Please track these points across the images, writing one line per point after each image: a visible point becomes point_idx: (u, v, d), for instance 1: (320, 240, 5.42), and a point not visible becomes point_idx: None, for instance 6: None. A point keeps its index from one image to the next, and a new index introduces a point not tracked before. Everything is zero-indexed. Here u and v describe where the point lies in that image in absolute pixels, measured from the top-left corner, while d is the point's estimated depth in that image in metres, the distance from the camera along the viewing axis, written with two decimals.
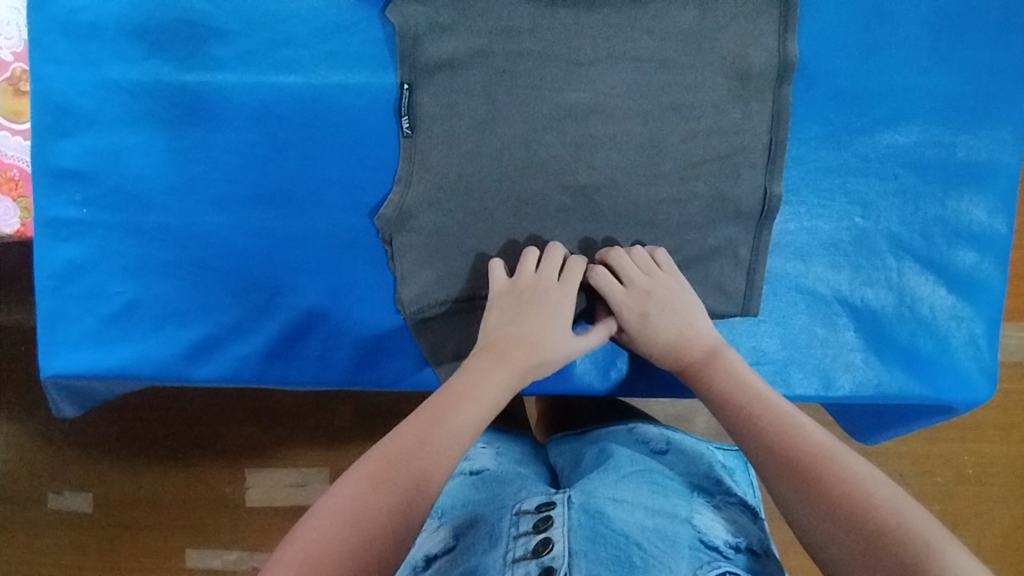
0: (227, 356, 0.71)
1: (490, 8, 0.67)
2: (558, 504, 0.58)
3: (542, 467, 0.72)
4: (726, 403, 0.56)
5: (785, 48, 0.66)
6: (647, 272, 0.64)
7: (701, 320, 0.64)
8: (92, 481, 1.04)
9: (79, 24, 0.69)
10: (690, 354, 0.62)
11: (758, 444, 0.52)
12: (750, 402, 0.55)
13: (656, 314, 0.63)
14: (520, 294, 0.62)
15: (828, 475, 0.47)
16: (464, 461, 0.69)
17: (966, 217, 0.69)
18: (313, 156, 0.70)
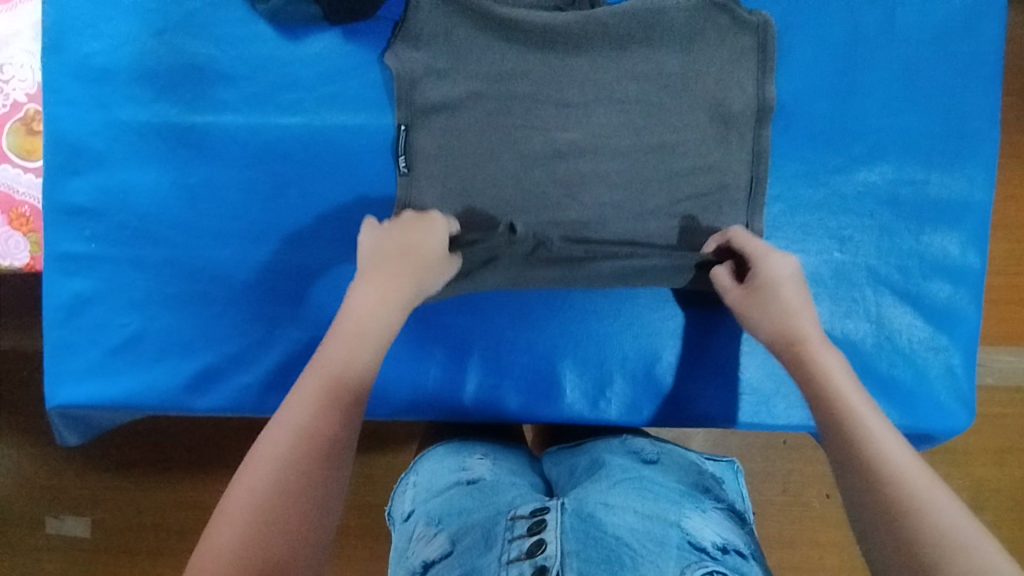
0: (228, 386, 0.73)
1: (482, 54, 0.70)
2: (552, 509, 0.59)
3: (537, 478, 0.71)
4: (817, 399, 0.53)
5: (764, 92, 0.69)
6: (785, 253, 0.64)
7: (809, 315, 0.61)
8: (92, 506, 1.05)
9: (91, 68, 0.73)
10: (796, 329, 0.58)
11: (845, 453, 0.48)
12: (835, 405, 0.52)
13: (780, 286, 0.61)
14: (387, 224, 0.64)
15: (916, 510, 0.43)
16: (460, 470, 0.70)
17: (940, 251, 0.71)
18: (313, 193, 0.73)
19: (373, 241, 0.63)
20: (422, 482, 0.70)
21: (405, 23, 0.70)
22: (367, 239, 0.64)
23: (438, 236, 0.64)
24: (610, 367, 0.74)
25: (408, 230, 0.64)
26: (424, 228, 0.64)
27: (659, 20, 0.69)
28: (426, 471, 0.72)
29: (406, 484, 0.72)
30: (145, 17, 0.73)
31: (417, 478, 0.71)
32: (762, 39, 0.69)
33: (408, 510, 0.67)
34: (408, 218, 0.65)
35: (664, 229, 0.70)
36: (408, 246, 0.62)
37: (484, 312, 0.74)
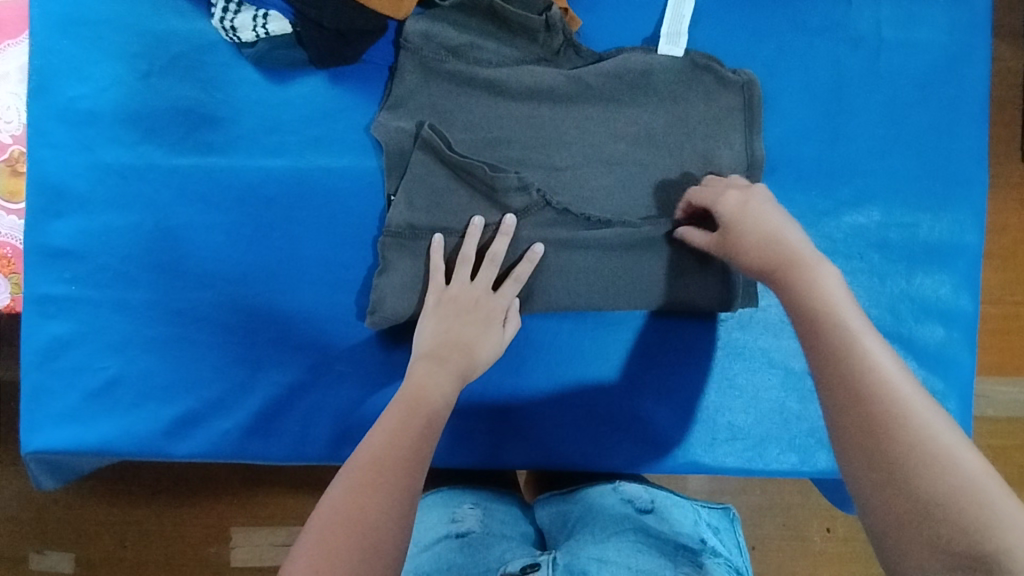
0: (208, 431, 0.72)
1: (470, 116, 0.70)
2: (544, 565, 0.60)
3: (528, 529, 0.71)
4: (806, 316, 0.51)
5: (751, 149, 0.69)
6: (723, 184, 0.64)
7: (791, 229, 0.58)
8: (72, 546, 1.02)
9: (77, 111, 0.73)
10: (773, 257, 0.56)
11: (838, 393, 0.45)
12: (832, 330, 0.49)
13: (749, 210, 0.60)
14: (458, 305, 0.65)
15: (903, 427, 0.42)
16: (449, 523, 0.67)
17: (930, 294, 0.71)
18: (296, 236, 0.72)
19: (433, 325, 0.65)
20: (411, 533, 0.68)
21: (390, 94, 0.70)
22: (426, 327, 0.65)
23: (493, 324, 0.66)
24: (598, 416, 0.72)
25: (468, 321, 0.65)
26: (483, 321, 0.65)
27: (644, 81, 0.69)
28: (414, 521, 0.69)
29: None
30: (131, 60, 0.73)
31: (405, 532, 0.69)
32: (748, 97, 0.69)
33: None
34: (477, 293, 0.66)
35: (660, 293, 0.70)
36: (460, 339, 0.64)
37: None
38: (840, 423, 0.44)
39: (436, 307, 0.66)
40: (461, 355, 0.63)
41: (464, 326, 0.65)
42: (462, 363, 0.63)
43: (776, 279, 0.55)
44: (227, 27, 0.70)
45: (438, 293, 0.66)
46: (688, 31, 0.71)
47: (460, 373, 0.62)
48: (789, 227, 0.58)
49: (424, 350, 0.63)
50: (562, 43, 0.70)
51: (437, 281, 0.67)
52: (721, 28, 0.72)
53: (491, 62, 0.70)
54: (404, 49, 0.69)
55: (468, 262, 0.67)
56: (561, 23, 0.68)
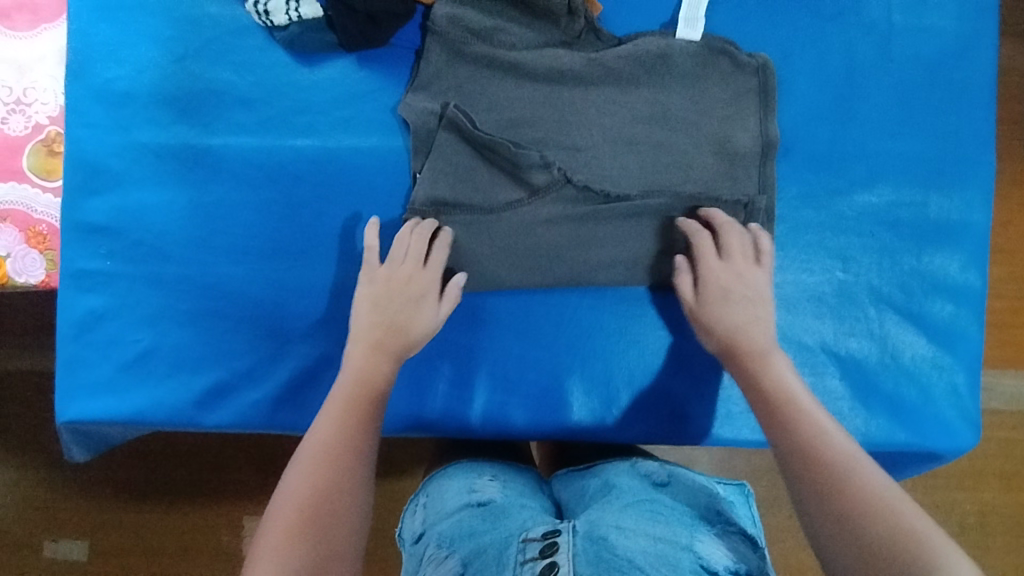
0: (238, 401, 0.74)
1: (494, 97, 0.72)
2: (564, 532, 0.61)
3: (546, 500, 0.72)
4: (766, 409, 0.61)
5: (766, 129, 0.71)
6: (744, 254, 0.68)
7: (768, 323, 0.67)
8: (87, 530, 1.04)
9: (113, 93, 0.75)
10: (744, 346, 0.65)
11: (796, 465, 0.56)
12: (786, 401, 0.61)
13: (726, 300, 0.67)
14: (392, 285, 0.69)
15: (840, 481, 0.54)
16: (470, 492, 0.69)
17: (939, 271, 0.73)
18: (324, 215, 0.75)
19: (370, 306, 0.68)
20: (433, 502, 0.70)
21: (417, 77, 0.73)
22: (364, 307, 0.68)
23: (428, 304, 0.69)
24: (617, 388, 0.74)
25: (403, 300, 0.68)
26: (416, 300, 0.69)
27: (663, 64, 0.72)
28: (435, 491, 0.72)
29: (416, 504, 0.72)
30: (166, 44, 0.75)
31: (426, 499, 0.71)
32: (763, 80, 0.71)
33: (418, 531, 0.68)
34: (410, 271, 0.69)
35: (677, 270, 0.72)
36: (400, 320, 0.68)
37: (494, 332, 0.74)
38: (798, 483, 0.56)
39: (370, 288, 0.69)
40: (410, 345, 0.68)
41: (398, 305, 0.68)
42: (398, 346, 0.67)
43: (737, 359, 0.66)
44: (260, 11, 0.72)
45: (371, 271, 0.70)
46: (705, 15, 0.73)
47: (396, 352, 0.67)
48: (762, 320, 0.67)
49: (363, 334, 0.67)
50: (584, 27, 0.72)
51: (369, 260, 0.70)
52: (737, 13, 0.74)
53: (515, 45, 0.72)
54: (431, 32, 0.72)
55: (398, 242, 0.70)
56: (582, 8, 0.71)
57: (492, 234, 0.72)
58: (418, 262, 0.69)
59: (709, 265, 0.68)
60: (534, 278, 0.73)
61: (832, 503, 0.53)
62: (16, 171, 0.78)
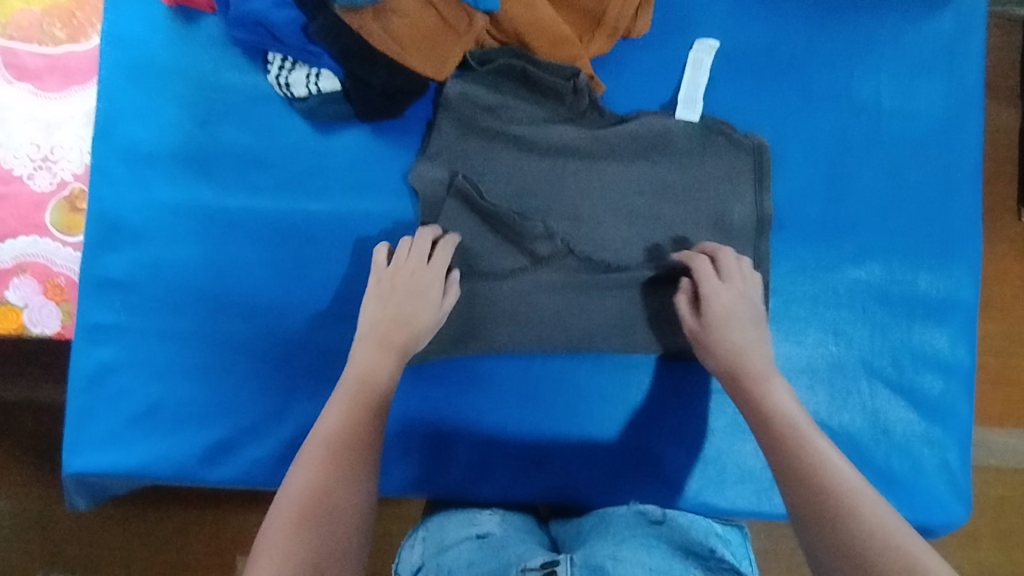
0: (242, 457, 0.75)
1: (501, 169, 0.76)
2: (563, 561, 0.60)
3: (542, 537, 0.73)
4: (766, 427, 0.61)
5: (761, 206, 0.74)
6: (719, 278, 0.70)
7: (761, 347, 0.67)
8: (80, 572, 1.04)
9: (137, 154, 0.79)
10: (744, 368, 0.65)
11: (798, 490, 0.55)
12: (791, 429, 0.59)
13: (727, 322, 0.68)
14: (396, 283, 0.70)
15: (840, 507, 0.52)
16: (470, 526, 0.71)
17: (929, 346, 0.75)
18: (334, 276, 0.77)
19: (375, 303, 0.71)
20: (432, 535, 0.71)
21: (427, 148, 0.76)
22: (370, 308, 0.71)
23: (429, 299, 0.70)
24: (614, 454, 0.76)
25: (404, 295, 0.70)
26: (419, 293, 0.70)
27: (664, 141, 0.75)
28: (435, 525, 0.73)
29: (415, 538, 0.73)
30: (190, 110, 0.79)
31: (426, 532, 0.72)
32: (758, 159, 0.75)
33: (416, 563, 0.69)
34: (413, 267, 0.70)
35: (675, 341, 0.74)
36: (402, 316, 0.69)
37: (495, 394, 0.76)
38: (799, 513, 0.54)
39: (378, 285, 0.71)
40: None
41: (403, 300, 0.70)
42: (404, 338, 0.69)
43: (740, 384, 0.65)
44: (282, 83, 0.76)
45: (379, 272, 0.72)
46: (703, 98, 0.77)
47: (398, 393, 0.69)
48: (760, 345, 0.67)
49: (375, 331, 0.69)
50: (588, 106, 0.76)
51: (376, 263, 0.72)
52: (734, 95, 0.77)
53: (523, 120, 0.76)
54: (442, 107, 0.75)
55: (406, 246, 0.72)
56: (587, 88, 0.74)
57: (495, 300, 0.75)
58: (422, 258, 0.71)
59: (709, 288, 0.69)
60: (535, 343, 0.75)
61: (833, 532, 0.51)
62: (39, 225, 0.81)
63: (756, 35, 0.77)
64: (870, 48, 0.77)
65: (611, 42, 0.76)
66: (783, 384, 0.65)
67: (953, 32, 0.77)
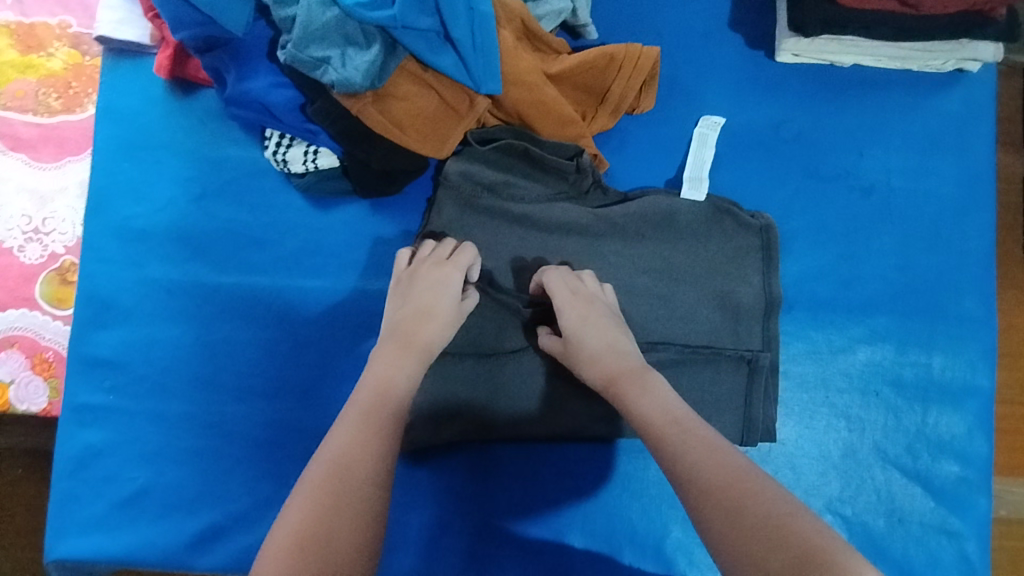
0: (231, 545, 0.72)
1: (501, 247, 0.74)
2: None
3: None
4: (648, 428, 0.57)
5: (769, 289, 0.72)
6: (574, 287, 0.68)
7: (629, 343, 0.65)
8: None
9: (131, 229, 0.77)
10: (622, 367, 0.62)
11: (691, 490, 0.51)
12: (671, 421, 0.56)
13: (585, 329, 0.65)
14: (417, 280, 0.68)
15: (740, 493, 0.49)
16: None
17: (945, 433, 0.72)
18: (330, 355, 0.75)
19: (395, 303, 0.67)
20: None
21: (427, 225, 0.74)
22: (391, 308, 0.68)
23: (453, 285, 0.67)
24: (620, 544, 0.73)
25: (426, 285, 0.67)
26: (441, 284, 0.67)
27: (669, 220, 0.73)
28: None
29: None
30: (185, 183, 0.77)
31: None
32: (766, 240, 0.73)
33: None
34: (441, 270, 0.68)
35: None
36: (425, 312, 0.66)
37: (496, 480, 0.74)
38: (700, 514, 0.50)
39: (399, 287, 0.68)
40: None
41: (423, 296, 0.67)
42: None
43: (613, 390, 0.62)
44: (279, 159, 0.74)
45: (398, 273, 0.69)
46: (709, 175, 0.75)
47: None
48: (622, 339, 0.65)
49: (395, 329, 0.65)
50: (591, 184, 0.74)
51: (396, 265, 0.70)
52: (740, 173, 0.76)
53: (524, 198, 0.74)
54: (442, 184, 0.74)
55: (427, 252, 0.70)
56: (590, 167, 0.73)
57: (492, 386, 0.72)
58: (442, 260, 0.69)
59: (559, 298, 0.67)
60: (539, 428, 0.72)
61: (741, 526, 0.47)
62: (28, 298, 0.79)
63: (762, 113, 0.76)
64: (876, 126, 0.76)
65: (615, 116, 0.75)
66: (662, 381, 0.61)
67: (962, 112, 0.76)
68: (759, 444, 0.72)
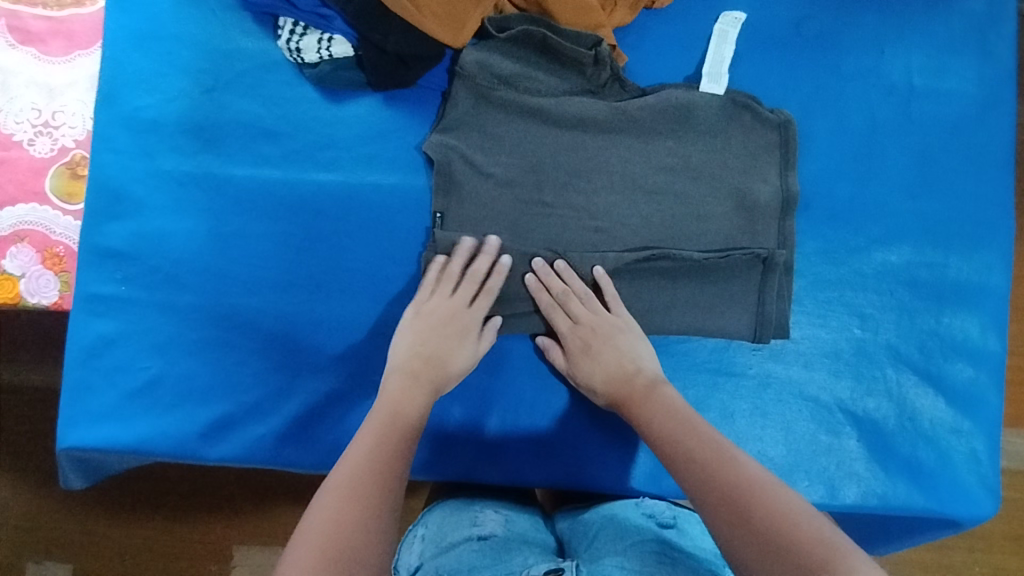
0: (244, 435, 0.73)
1: (515, 142, 0.73)
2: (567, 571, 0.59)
3: (549, 536, 0.70)
4: (663, 441, 0.59)
5: (787, 185, 0.71)
6: (576, 314, 0.69)
7: (641, 358, 0.67)
8: (70, 554, 0.98)
9: (142, 120, 0.76)
10: (628, 390, 0.65)
11: (701, 488, 0.53)
12: (690, 432, 0.58)
13: (591, 359, 0.68)
14: (434, 317, 0.68)
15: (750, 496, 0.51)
16: (472, 525, 0.68)
17: (958, 333, 0.72)
18: (343, 249, 0.75)
19: (410, 335, 0.68)
20: (432, 534, 0.68)
21: (443, 118, 0.73)
22: (404, 338, 0.68)
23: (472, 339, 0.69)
24: (631, 440, 0.73)
25: (449, 328, 0.68)
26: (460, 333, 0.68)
27: (686, 116, 0.72)
28: (435, 522, 0.69)
29: (414, 536, 0.69)
30: (197, 75, 0.76)
31: (425, 530, 0.69)
32: (784, 136, 0.72)
33: (414, 564, 0.65)
34: (451, 304, 0.69)
35: (697, 321, 0.71)
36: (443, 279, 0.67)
37: (507, 375, 0.74)
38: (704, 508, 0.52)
39: (413, 319, 0.69)
40: (432, 372, 0.66)
41: (439, 338, 0.67)
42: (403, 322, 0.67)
43: (626, 410, 0.65)
44: (293, 48, 0.74)
45: (420, 303, 0.70)
46: (727, 71, 0.74)
47: (432, 387, 0.65)
48: (635, 360, 0.67)
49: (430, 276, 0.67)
50: (608, 78, 0.73)
51: (420, 292, 0.70)
52: (759, 71, 0.75)
53: (540, 92, 0.73)
54: (458, 76, 0.73)
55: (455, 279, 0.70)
56: (609, 59, 0.72)
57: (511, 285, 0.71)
58: (467, 298, 0.69)
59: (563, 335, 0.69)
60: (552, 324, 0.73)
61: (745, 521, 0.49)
62: (38, 192, 0.79)
63: (782, 12, 0.76)
64: (897, 25, 0.75)
65: (633, 11, 0.75)
66: (680, 401, 0.63)
67: (984, 12, 0.75)
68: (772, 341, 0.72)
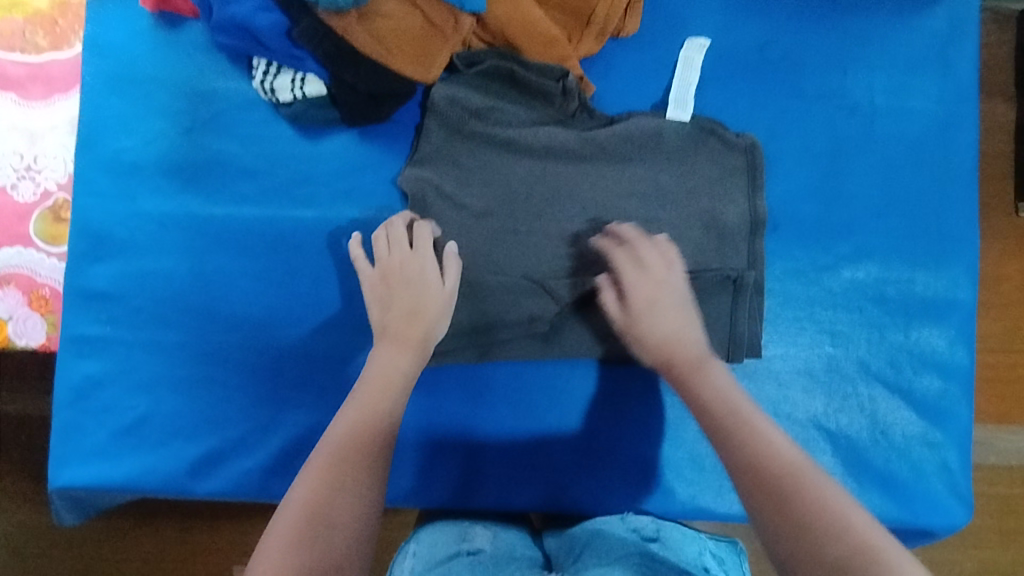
0: (232, 469, 0.74)
1: (489, 172, 0.74)
2: None
3: (536, 552, 0.70)
4: (705, 415, 0.60)
5: (754, 207, 0.72)
6: (637, 260, 0.69)
7: (692, 331, 0.67)
8: None
9: (121, 163, 0.77)
10: (681, 359, 0.65)
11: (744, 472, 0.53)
12: (731, 412, 0.58)
13: (644, 325, 0.67)
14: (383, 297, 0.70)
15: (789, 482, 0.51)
16: (460, 541, 0.68)
17: (927, 347, 0.74)
18: (322, 282, 0.76)
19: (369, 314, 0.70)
20: (424, 550, 0.67)
21: (417, 152, 0.75)
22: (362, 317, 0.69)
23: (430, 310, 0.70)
24: (610, 461, 0.75)
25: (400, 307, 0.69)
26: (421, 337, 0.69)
27: (654, 141, 0.74)
28: (426, 539, 0.69)
29: (404, 553, 0.68)
30: (174, 116, 0.78)
31: (416, 547, 0.68)
32: (751, 159, 0.73)
33: None
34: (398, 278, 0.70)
35: None
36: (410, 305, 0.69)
37: (489, 403, 0.75)
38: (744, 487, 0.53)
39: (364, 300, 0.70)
40: None
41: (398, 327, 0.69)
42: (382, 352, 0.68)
43: (676, 376, 0.65)
44: (267, 88, 0.75)
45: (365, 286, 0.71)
46: (693, 98, 0.76)
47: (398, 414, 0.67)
48: (689, 330, 0.66)
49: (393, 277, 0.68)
50: (577, 108, 0.75)
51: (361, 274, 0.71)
52: (724, 96, 0.76)
53: (511, 123, 0.74)
54: (431, 111, 0.75)
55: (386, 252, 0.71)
56: (576, 89, 0.74)
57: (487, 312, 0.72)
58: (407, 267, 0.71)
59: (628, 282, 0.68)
60: (529, 351, 0.74)
61: (783, 508, 0.50)
62: (22, 236, 0.80)
63: (746, 37, 0.77)
64: (859, 46, 0.77)
65: (600, 41, 0.75)
66: (733, 381, 0.62)
67: (944, 31, 0.77)
68: (745, 360, 0.73)
